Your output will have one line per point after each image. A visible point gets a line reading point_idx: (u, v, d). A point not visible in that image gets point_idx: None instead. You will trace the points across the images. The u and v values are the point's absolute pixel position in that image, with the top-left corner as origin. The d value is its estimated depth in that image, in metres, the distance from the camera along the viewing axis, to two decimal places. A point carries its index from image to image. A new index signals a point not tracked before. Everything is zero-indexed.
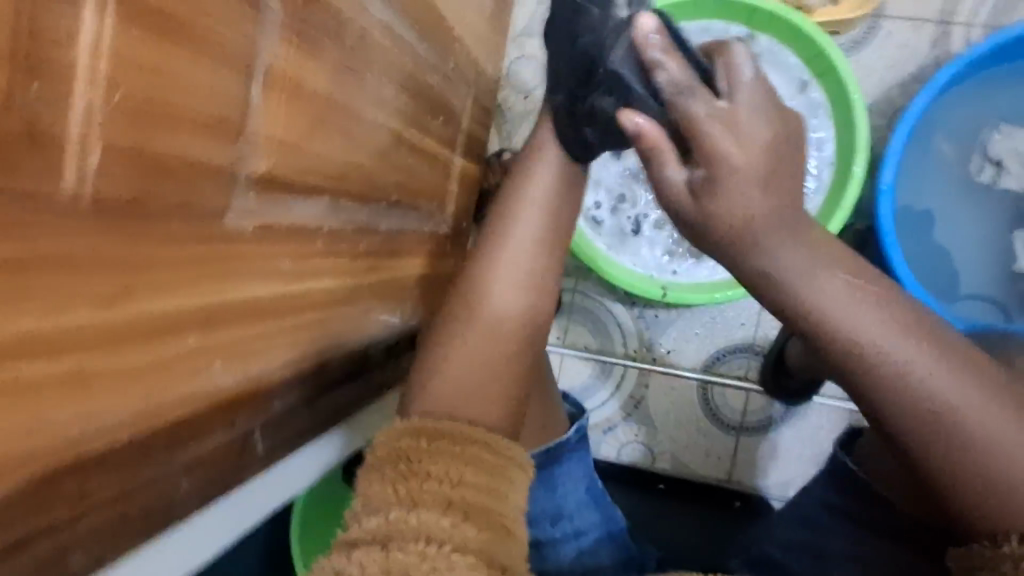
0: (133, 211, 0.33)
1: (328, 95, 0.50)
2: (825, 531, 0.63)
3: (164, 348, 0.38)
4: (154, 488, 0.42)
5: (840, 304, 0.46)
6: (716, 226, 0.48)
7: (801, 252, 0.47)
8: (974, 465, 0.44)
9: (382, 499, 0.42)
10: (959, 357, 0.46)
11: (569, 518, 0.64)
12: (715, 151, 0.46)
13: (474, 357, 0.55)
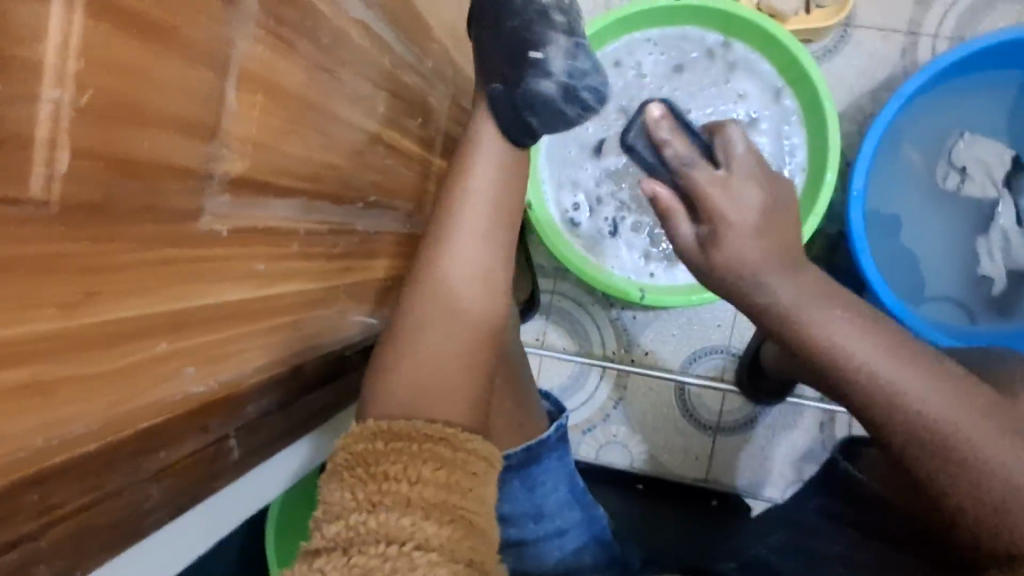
0: (102, 213, 0.32)
1: (304, 95, 0.49)
2: (797, 530, 0.64)
3: (135, 353, 0.37)
4: (123, 497, 0.41)
5: (855, 339, 0.50)
6: (729, 274, 0.58)
7: (787, 280, 0.55)
8: (971, 480, 0.45)
9: (341, 503, 0.44)
10: (966, 388, 0.48)
11: (550, 517, 0.64)
12: (714, 214, 0.59)
13: (430, 352, 0.54)
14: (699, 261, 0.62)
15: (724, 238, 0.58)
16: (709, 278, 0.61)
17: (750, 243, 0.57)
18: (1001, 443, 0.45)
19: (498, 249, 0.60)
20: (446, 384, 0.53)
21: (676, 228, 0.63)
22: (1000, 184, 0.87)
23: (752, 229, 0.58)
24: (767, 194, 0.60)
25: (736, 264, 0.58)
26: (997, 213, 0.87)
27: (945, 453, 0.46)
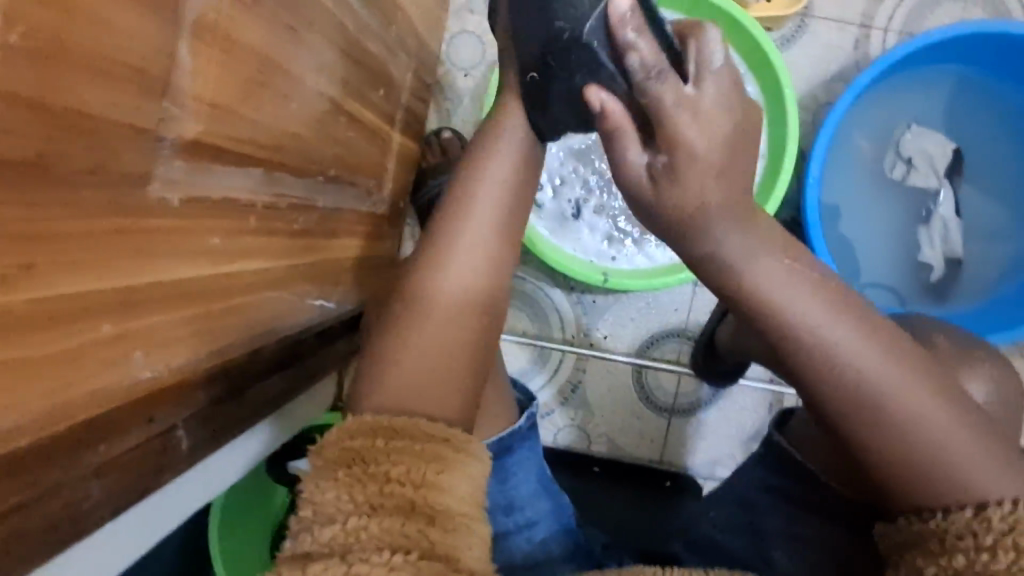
0: (38, 173, 0.28)
1: (264, 54, 0.45)
2: (761, 509, 0.66)
3: (77, 335, 0.33)
4: (60, 496, 0.37)
5: (772, 280, 0.49)
6: (677, 214, 0.50)
7: (738, 224, 0.50)
8: (895, 436, 0.46)
9: (335, 506, 0.40)
10: (888, 338, 0.48)
11: (521, 509, 0.63)
12: (677, 135, 0.48)
13: (438, 346, 0.52)
14: (647, 198, 0.51)
15: (680, 175, 0.49)
16: (644, 204, 0.52)
17: (705, 171, 0.49)
18: (922, 397, 0.47)
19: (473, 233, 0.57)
20: (446, 381, 0.51)
21: (622, 155, 0.51)
22: (941, 175, 0.92)
23: (715, 163, 0.49)
24: (707, 130, 0.49)
25: (697, 203, 0.49)
26: (937, 204, 0.93)
27: (871, 411, 0.47)
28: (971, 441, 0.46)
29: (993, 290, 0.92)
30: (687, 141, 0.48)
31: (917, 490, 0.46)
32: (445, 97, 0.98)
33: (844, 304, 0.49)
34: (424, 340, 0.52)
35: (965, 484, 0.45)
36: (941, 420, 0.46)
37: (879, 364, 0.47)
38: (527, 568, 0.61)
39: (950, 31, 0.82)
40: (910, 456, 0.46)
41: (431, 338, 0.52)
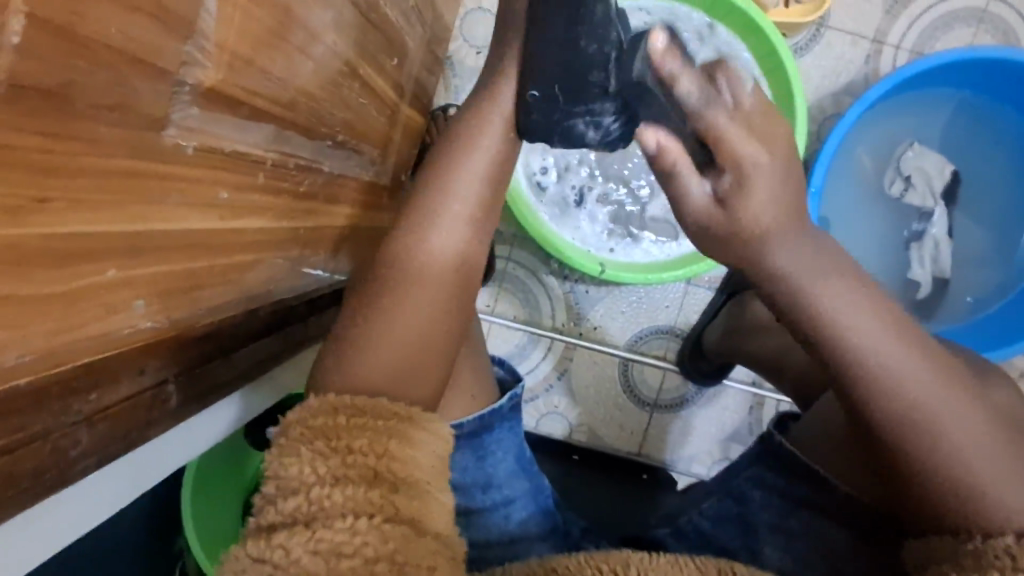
0: (59, 104, 0.27)
1: (287, 8, 0.43)
2: (752, 504, 0.64)
3: (81, 278, 0.32)
4: (50, 441, 0.36)
5: (847, 308, 0.51)
6: (747, 225, 0.52)
7: (802, 253, 0.52)
8: (934, 453, 0.48)
9: (298, 477, 0.39)
10: (928, 354, 0.50)
11: (498, 487, 0.62)
12: (738, 163, 0.51)
13: (410, 309, 0.53)
14: (721, 224, 0.53)
15: (748, 193, 0.51)
16: (711, 228, 0.54)
17: (771, 196, 0.51)
18: (962, 413, 0.48)
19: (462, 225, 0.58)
20: (423, 344, 0.52)
21: (684, 187, 0.53)
22: (937, 196, 0.94)
23: (778, 171, 0.52)
24: (767, 150, 0.51)
25: (762, 218, 0.51)
26: (930, 222, 0.95)
27: (915, 429, 0.49)
28: (1005, 455, 0.48)
29: (979, 313, 0.94)
30: (748, 159, 0.51)
31: (946, 504, 0.48)
32: (454, 73, 0.96)
33: (891, 317, 0.51)
34: (396, 305, 0.53)
35: (996, 499, 0.47)
36: (981, 433, 0.48)
37: (919, 377, 0.49)
38: (503, 546, 0.60)
39: (962, 54, 0.83)
40: (948, 475, 0.48)
41: (409, 324, 0.52)
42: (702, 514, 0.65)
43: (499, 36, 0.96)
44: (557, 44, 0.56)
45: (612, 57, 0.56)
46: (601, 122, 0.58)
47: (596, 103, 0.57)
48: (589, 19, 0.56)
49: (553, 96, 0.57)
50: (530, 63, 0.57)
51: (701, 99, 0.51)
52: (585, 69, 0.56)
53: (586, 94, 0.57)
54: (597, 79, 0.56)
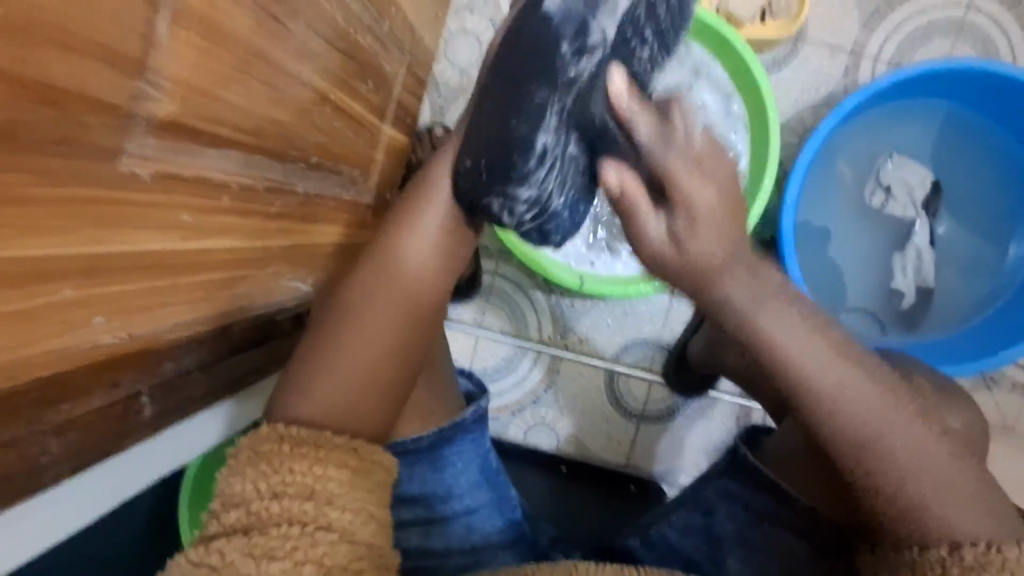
0: (5, 142, 0.30)
1: (248, 42, 0.46)
2: (718, 516, 0.64)
3: (37, 296, 0.35)
4: (17, 449, 0.38)
5: (793, 333, 0.51)
6: (701, 263, 0.51)
7: (749, 280, 0.52)
8: (885, 468, 0.49)
9: (242, 492, 0.44)
10: (877, 374, 0.51)
11: (458, 497, 0.65)
12: (691, 201, 0.49)
13: (363, 339, 0.55)
14: (673, 261, 0.52)
15: (697, 229, 0.50)
16: (670, 268, 0.53)
17: (715, 238, 0.51)
18: (907, 428, 0.49)
19: (443, 259, 0.59)
20: (372, 373, 0.55)
21: (640, 223, 0.52)
22: (918, 206, 0.94)
23: (725, 216, 0.51)
24: (717, 195, 0.50)
25: (709, 256, 0.51)
26: (913, 233, 0.94)
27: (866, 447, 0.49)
28: (954, 473, 0.49)
29: (964, 322, 0.94)
30: (695, 200, 0.49)
31: (899, 519, 0.49)
32: (440, 94, 0.99)
33: (833, 340, 0.52)
34: (345, 335, 0.55)
35: (949, 519, 0.47)
36: (927, 455, 0.49)
37: (862, 394, 0.50)
38: (464, 554, 0.63)
39: (935, 66, 0.84)
40: (895, 490, 0.49)
41: (366, 354, 0.55)
42: (670, 524, 0.65)
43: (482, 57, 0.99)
44: (494, 113, 0.51)
45: (541, 143, 0.51)
46: (514, 207, 0.55)
47: (512, 189, 0.53)
48: (528, 100, 0.49)
49: (478, 169, 0.54)
50: (471, 133, 0.53)
51: (654, 140, 0.50)
52: (512, 152, 0.51)
53: (504, 178, 0.53)
54: (522, 162, 0.52)
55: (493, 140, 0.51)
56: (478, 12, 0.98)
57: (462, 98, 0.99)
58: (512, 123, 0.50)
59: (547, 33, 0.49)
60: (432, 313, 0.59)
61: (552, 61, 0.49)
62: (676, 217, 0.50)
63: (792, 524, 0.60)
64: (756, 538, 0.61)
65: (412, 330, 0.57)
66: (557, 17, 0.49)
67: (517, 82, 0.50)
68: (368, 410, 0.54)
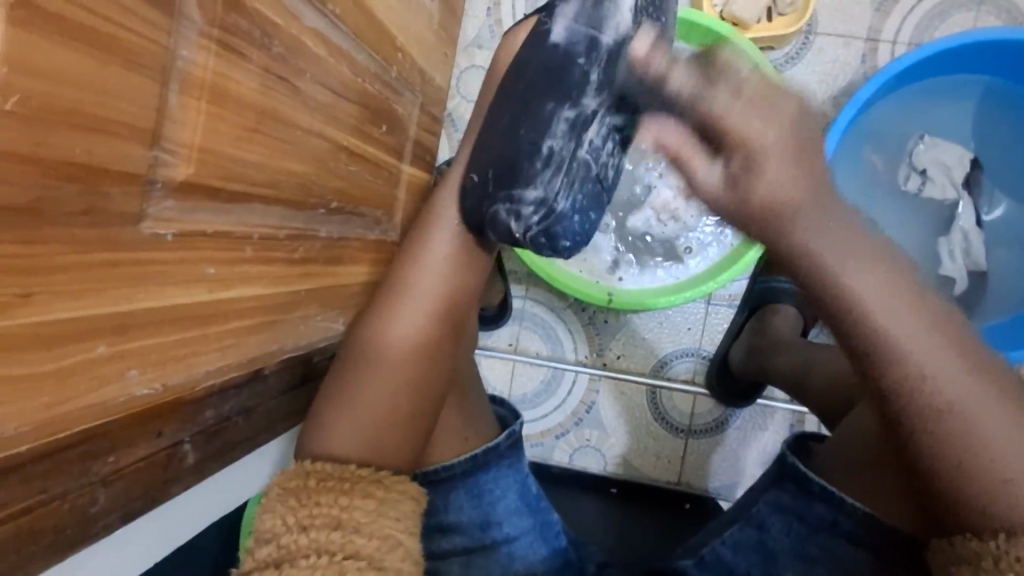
0: (30, 217, 0.33)
1: (258, 103, 0.50)
2: (770, 529, 0.61)
3: (71, 355, 0.38)
4: (68, 500, 0.41)
5: (878, 292, 0.44)
6: (760, 208, 0.45)
7: (833, 231, 0.45)
8: (972, 451, 0.42)
9: (273, 528, 0.46)
10: (965, 343, 0.44)
11: (498, 525, 0.64)
12: (745, 139, 0.43)
13: (378, 374, 0.55)
14: (728, 206, 0.46)
15: (761, 168, 0.44)
16: (730, 215, 0.46)
17: (781, 172, 0.44)
18: (1001, 408, 0.43)
19: (455, 284, 0.59)
20: (390, 406, 0.54)
21: (692, 172, 0.47)
22: (958, 186, 0.90)
23: (790, 149, 0.44)
24: (774, 121, 0.43)
25: (775, 202, 0.44)
26: (956, 215, 0.90)
27: (945, 429, 0.43)
28: None
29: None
30: (754, 138, 0.43)
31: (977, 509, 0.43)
32: (456, 129, 1.02)
33: (922, 299, 0.44)
34: (369, 376, 0.55)
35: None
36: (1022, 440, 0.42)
37: (949, 365, 0.43)
38: None
39: (955, 40, 0.80)
40: (975, 477, 0.42)
41: (384, 389, 0.54)
42: (723, 542, 0.64)
43: None
44: (500, 132, 0.58)
45: (547, 148, 0.56)
46: (520, 211, 0.57)
47: (517, 191, 0.57)
48: (538, 114, 0.56)
49: (487, 181, 0.59)
50: (478, 151, 0.60)
51: (695, 86, 0.46)
52: (519, 156, 0.57)
53: (511, 180, 0.57)
54: (525, 165, 0.57)
55: (508, 148, 0.58)
56: (487, 47, 1.01)
57: None
58: (525, 137, 0.57)
59: (559, 58, 0.56)
60: (449, 343, 0.58)
61: (566, 78, 0.55)
62: (737, 159, 0.44)
63: (850, 534, 0.56)
64: (817, 554, 0.58)
65: (430, 359, 0.56)
66: (569, 42, 0.56)
67: (535, 94, 0.57)
68: (392, 444, 0.54)
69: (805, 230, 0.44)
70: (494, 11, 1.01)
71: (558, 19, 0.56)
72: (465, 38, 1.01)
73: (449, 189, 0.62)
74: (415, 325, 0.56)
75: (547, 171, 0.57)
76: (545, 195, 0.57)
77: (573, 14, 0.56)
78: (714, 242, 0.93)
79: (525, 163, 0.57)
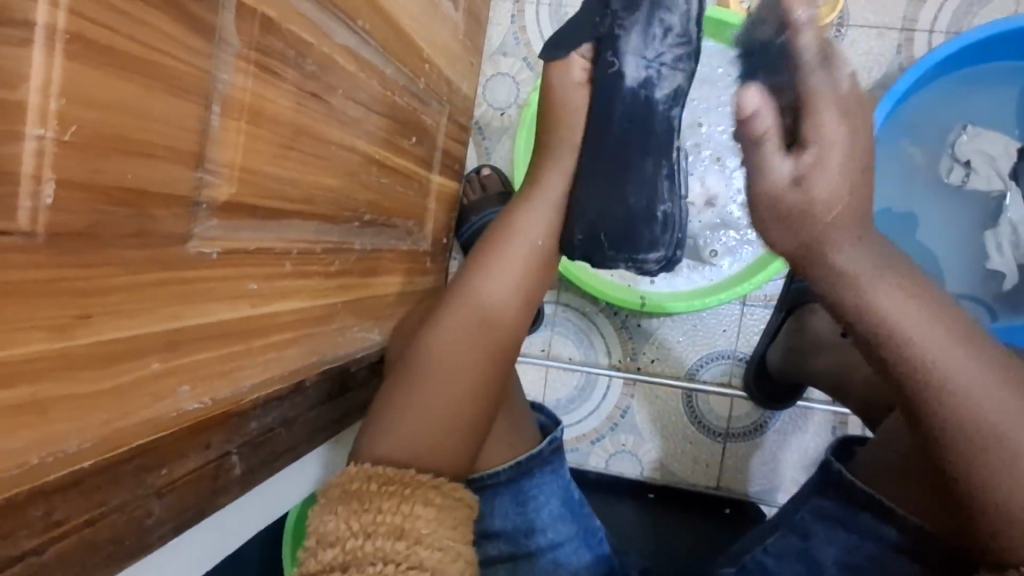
0: (87, 241, 0.35)
1: (293, 121, 0.51)
2: (816, 538, 0.60)
3: (126, 371, 0.39)
4: (125, 512, 0.41)
5: (915, 312, 0.47)
6: (808, 216, 0.49)
7: (880, 261, 0.48)
8: (994, 471, 0.45)
9: (336, 531, 0.46)
10: (1006, 368, 0.46)
11: (543, 531, 0.64)
12: (821, 138, 0.48)
13: (428, 400, 0.55)
14: (796, 202, 0.49)
15: (825, 170, 0.48)
16: (785, 213, 0.50)
17: (837, 184, 0.48)
18: None
19: (517, 310, 0.61)
20: (448, 431, 0.55)
21: (769, 160, 0.50)
22: (1006, 177, 0.86)
23: (846, 157, 0.48)
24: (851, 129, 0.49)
25: (828, 205, 0.48)
26: (1004, 206, 0.86)
27: (980, 452, 0.45)
28: None
29: None
30: (829, 140, 0.48)
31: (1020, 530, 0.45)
32: (483, 137, 1.03)
33: (958, 324, 0.47)
34: (414, 391, 0.56)
35: None
36: None
37: (987, 390, 0.45)
38: None
39: (994, 27, 0.78)
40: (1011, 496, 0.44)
41: (433, 411, 0.55)
42: (765, 550, 0.63)
43: (520, 95, 1.01)
44: (608, 190, 0.62)
45: (661, 213, 0.64)
46: (644, 267, 0.67)
47: (641, 253, 0.65)
48: (640, 178, 0.62)
49: (597, 238, 0.63)
50: (578, 206, 0.63)
51: (819, 57, 0.50)
52: (637, 225, 0.64)
53: (631, 245, 0.64)
54: (645, 231, 0.64)
55: (617, 212, 0.63)
56: (512, 54, 1.01)
57: (505, 137, 1.03)
58: (632, 200, 0.63)
59: (641, 111, 0.61)
60: (495, 377, 0.58)
61: (651, 133, 0.62)
62: (810, 155, 0.48)
63: (892, 539, 0.55)
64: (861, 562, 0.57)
65: (483, 390, 0.57)
66: (648, 84, 0.60)
67: (631, 145, 0.62)
68: (450, 457, 0.55)
69: (844, 247, 0.49)
70: (518, 18, 1.01)
71: (627, 57, 0.59)
72: (489, 46, 1.02)
73: (521, 224, 0.63)
74: (457, 358, 0.57)
75: (659, 230, 0.65)
76: (670, 248, 0.67)
77: (640, 50, 0.59)
78: (742, 245, 0.92)
79: (644, 226, 0.64)
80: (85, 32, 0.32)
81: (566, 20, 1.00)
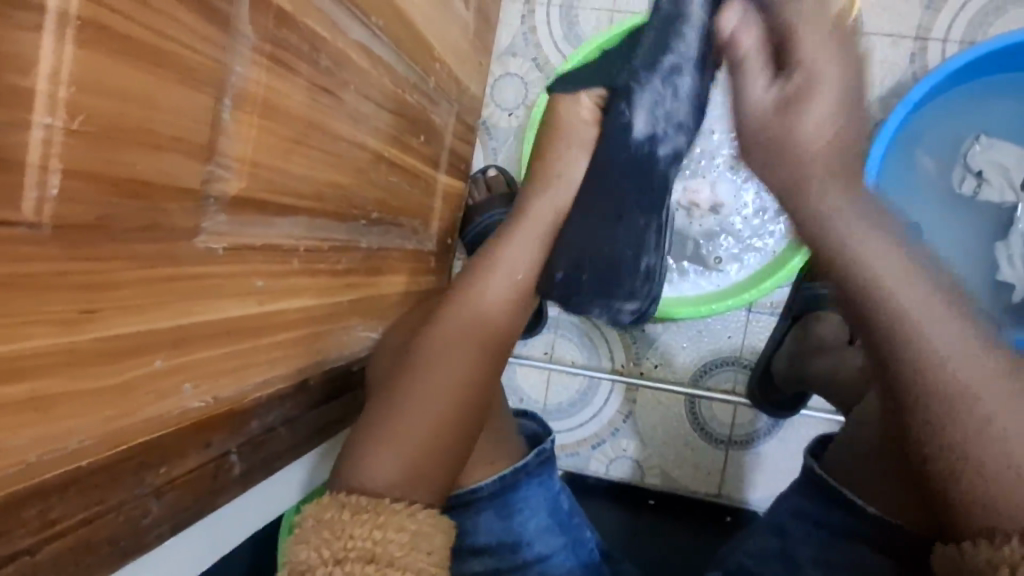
0: (95, 233, 0.34)
1: (305, 117, 0.50)
2: (802, 540, 0.59)
3: (129, 370, 0.38)
4: (123, 512, 0.40)
5: (892, 266, 0.45)
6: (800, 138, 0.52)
7: (867, 218, 0.47)
8: (953, 421, 0.41)
9: (308, 560, 0.46)
10: (985, 335, 0.42)
11: (530, 544, 0.63)
12: (809, 64, 0.53)
13: (420, 407, 0.54)
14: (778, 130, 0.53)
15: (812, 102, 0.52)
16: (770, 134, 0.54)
17: (827, 112, 0.52)
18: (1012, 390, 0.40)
19: (509, 319, 0.62)
20: (438, 433, 0.54)
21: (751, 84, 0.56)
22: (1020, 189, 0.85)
23: (837, 94, 0.53)
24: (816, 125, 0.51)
25: (823, 128, 0.52)
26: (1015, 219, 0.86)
27: (939, 400, 0.41)
28: None
29: None
30: (815, 71, 0.53)
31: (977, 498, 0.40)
32: (491, 137, 1.02)
33: (940, 286, 0.44)
34: (411, 397, 0.55)
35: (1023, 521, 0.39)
36: None
37: (966, 352, 0.41)
38: None
39: (1010, 39, 0.78)
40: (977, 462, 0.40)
41: (422, 412, 0.54)
42: (747, 552, 0.61)
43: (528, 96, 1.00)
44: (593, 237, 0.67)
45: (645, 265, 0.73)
46: (620, 312, 0.76)
47: (616, 301, 0.74)
48: (631, 224, 0.69)
49: (580, 279, 0.68)
50: (566, 248, 0.65)
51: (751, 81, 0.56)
52: (621, 272, 0.71)
53: (613, 289, 0.72)
54: (621, 278, 0.72)
55: (607, 267, 0.70)
56: (522, 55, 1.00)
57: (513, 138, 1.02)
58: (620, 254, 0.70)
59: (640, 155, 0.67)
60: (484, 388, 0.58)
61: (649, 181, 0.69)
62: (794, 83, 0.54)
63: (868, 535, 0.54)
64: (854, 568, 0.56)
65: (467, 396, 0.56)
66: (654, 138, 0.66)
67: (631, 201, 0.68)
68: (432, 473, 0.54)
69: (819, 200, 0.50)
70: (529, 18, 1.00)
71: (637, 110, 0.65)
72: (499, 47, 1.01)
73: (528, 225, 0.66)
74: (453, 365, 0.57)
75: (636, 281, 0.73)
76: (639, 291, 0.75)
77: (649, 108, 0.65)
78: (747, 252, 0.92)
79: (625, 271, 0.72)
80: (98, 18, 0.31)
81: (576, 21, 0.99)
